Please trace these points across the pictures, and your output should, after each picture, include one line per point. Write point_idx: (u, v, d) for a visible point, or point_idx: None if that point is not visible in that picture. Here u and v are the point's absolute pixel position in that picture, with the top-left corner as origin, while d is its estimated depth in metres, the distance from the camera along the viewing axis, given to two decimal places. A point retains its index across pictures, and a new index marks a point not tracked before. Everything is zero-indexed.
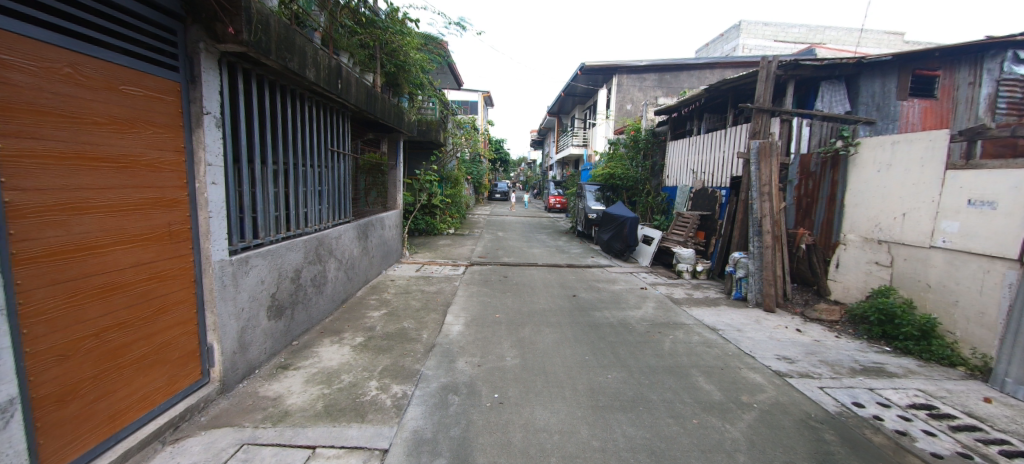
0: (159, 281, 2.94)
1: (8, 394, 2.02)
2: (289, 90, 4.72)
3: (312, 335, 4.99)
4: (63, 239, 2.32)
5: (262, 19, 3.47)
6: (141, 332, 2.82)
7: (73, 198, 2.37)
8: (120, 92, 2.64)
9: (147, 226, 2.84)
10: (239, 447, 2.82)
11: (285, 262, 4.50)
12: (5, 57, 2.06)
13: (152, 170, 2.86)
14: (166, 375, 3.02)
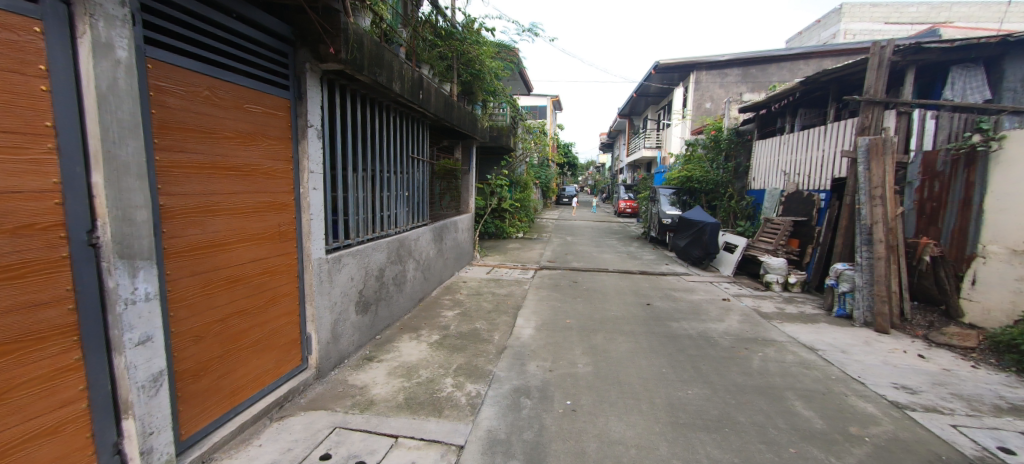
0: (270, 275, 3.33)
1: (159, 366, 2.35)
2: (377, 102, 5.09)
3: (393, 331, 5.32)
4: (200, 237, 2.71)
5: (358, 38, 3.80)
6: (256, 320, 3.20)
7: (208, 201, 2.76)
8: (245, 110, 3.03)
9: (262, 227, 3.23)
10: (332, 430, 3.08)
11: (371, 261, 4.85)
12: (160, 83, 2.45)
13: (267, 177, 3.25)
14: (273, 359, 3.40)
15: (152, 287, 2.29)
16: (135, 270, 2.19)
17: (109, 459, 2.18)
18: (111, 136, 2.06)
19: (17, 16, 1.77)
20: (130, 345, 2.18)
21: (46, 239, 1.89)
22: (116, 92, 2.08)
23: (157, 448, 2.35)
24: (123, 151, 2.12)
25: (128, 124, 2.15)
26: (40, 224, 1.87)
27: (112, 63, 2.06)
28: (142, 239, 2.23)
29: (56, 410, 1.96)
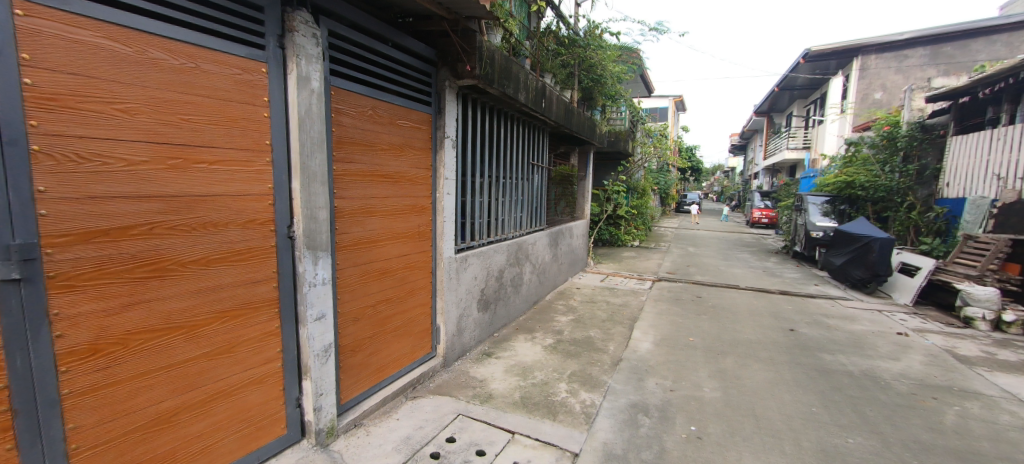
0: (410, 270, 3.76)
1: (328, 341, 2.82)
2: (504, 112, 5.38)
3: (509, 330, 5.55)
4: (361, 234, 3.20)
5: (490, 54, 4.09)
6: (398, 308, 3.65)
7: (367, 203, 3.24)
8: (396, 124, 3.48)
9: (406, 227, 3.67)
10: (456, 416, 3.34)
11: (492, 262, 5.13)
12: (339, 106, 2.95)
13: (410, 183, 3.69)
14: (410, 344, 3.83)
15: (327, 274, 2.79)
16: (317, 258, 2.70)
17: (293, 410, 2.71)
18: (305, 150, 2.57)
19: (252, 61, 2.33)
20: (311, 319, 2.68)
21: (261, 232, 2.43)
22: (310, 115, 2.58)
23: (325, 409, 2.82)
24: (312, 162, 2.62)
25: (316, 141, 2.63)
26: (259, 220, 2.41)
27: (308, 91, 2.57)
28: (322, 233, 2.73)
29: (262, 365, 2.50)
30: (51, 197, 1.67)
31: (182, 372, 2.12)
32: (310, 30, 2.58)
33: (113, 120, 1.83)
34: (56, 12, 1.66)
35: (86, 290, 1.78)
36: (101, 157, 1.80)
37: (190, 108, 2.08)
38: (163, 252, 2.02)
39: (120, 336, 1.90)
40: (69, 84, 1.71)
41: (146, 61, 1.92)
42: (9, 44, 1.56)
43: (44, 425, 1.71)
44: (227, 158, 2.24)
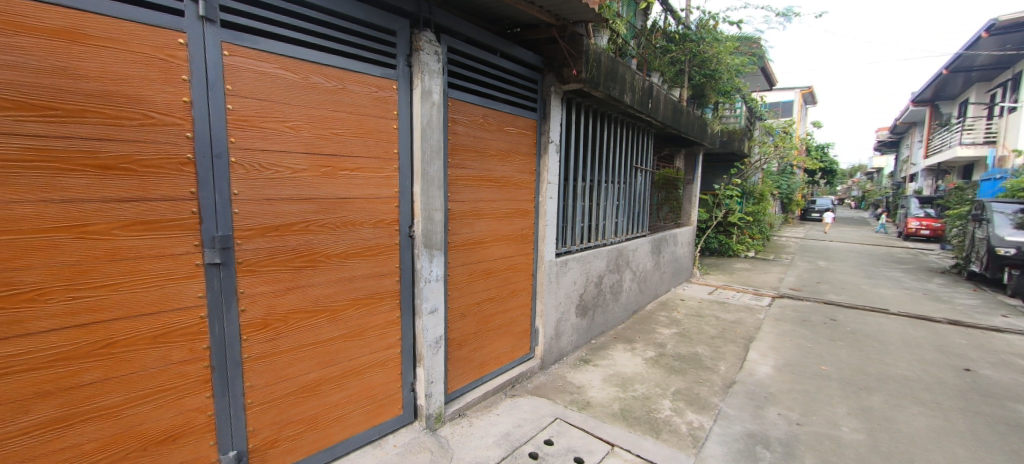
0: (512, 271, 3.87)
1: (439, 333, 3.05)
2: (608, 115, 5.26)
3: (607, 338, 5.40)
4: (469, 235, 3.39)
5: (596, 57, 4.04)
6: (500, 308, 3.78)
7: (475, 206, 3.42)
8: (503, 131, 3.62)
9: (510, 230, 3.80)
10: (554, 419, 3.35)
11: (592, 267, 5.05)
12: (455, 116, 3.17)
13: (515, 187, 3.80)
14: (510, 343, 3.95)
15: (440, 271, 3.02)
16: (432, 256, 2.94)
17: (408, 394, 2.98)
18: (426, 157, 2.82)
19: (385, 79, 2.64)
20: (425, 312, 2.93)
21: (387, 231, 2.72)
22: (430, 125, 2.82)
23: (434, 396, 3.05)
24: (431, 168, 2.86)
25: (434, 149, 2.88)
26: (386, 220, 2.71)
27: (430, 104, 2.82)
28: (437, 234, 2.96)
29: (384, 350, 2.80)
30: (240, 199, 2.08)
31: (324, 349, 2.48)
32: (432, 48, 2.82)
33: (283, 135, 2.21)
34: (249, 50, 2.07)
35: (261, 275, 2.18)
36: (274, 166, 2.18)
37: (337, 123, 2.42)
38: (316, 246, 2.39)
39: (283, 314, 2.28)
40: (256, 108, 2.11)
41: (307, 85, 2.29)
42: (220, 78, 1.98)
43: (230, 381, 2.13)
44: (363, 165, 2.56)
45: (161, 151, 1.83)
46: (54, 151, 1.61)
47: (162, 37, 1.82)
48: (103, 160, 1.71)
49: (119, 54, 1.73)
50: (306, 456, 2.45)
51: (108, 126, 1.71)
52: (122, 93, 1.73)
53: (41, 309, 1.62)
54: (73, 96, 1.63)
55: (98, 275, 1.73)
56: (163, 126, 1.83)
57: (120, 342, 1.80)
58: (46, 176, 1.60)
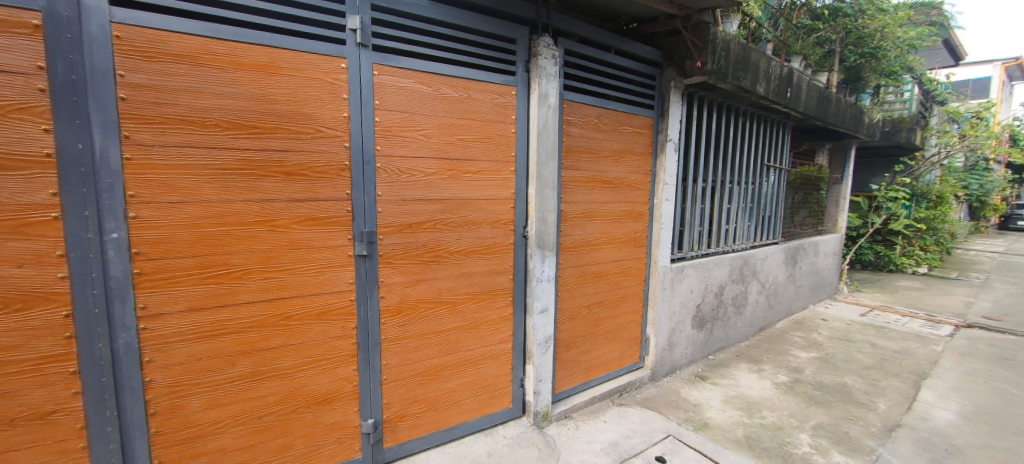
0: (623, 276, 3.74)
1: (548, 333, 3.09)
2: (736, 109, 4.76)
3: (728, 355, 4.89)
4: (581, 237, 3.37)
5: (724, 45, 3.68)
6: (610, 313, 3.69)
7: (588, 208, 3.39)
8: (619, 131, 3.52)
9: (622, 233, 3.68)
10: (666, 436, 3.15)
11: (712, 276, 4.62)
12: (570, 118, 3.18)
13: (629, 189, 3.67)
14: (619, 350, 3.82)
15: (551, 272, 3.06)
16: (545, 256, 3.00)
17: (517, 389, 3.08)
18: (541, 160, 2.88)
19: (506, 86, 2.76)
20: (536, 311, 3.00)
21: (503, 231, 2.85)
22: (546, 128, 2.88)
23: (542, 394, 3.11)
24: (546, 170, 2.92)
25: (550, 151, 2.93)
26: (503, 220, 2.84)
27: (546, 107, 2.87)
28: (550, 235, 3.01)
29: (497, 344, 2.94)
30: (382, 199, 2.37)
31: (445, 337, 2.70)
32: (550, 52, 2.87)
33: (417, 142, 2.46)
34: (393, 69, 2.35)
35: (396, 266, 2.46)
36: (409, 171, 2.44)
37: (463, 130, 2.61)
38: (441, 243, 2.61)
39: (412, 303, 2.55)
40: (397, 119, 2.38)
41: (439, 96, 2.51)
42: (370, 95, 2.29)
43: (371, 358, 2.44)
44: (483, 168, 2.72)
45: (325, 159, 2.19)
46: (257, 161, 2.03)
47: (330, 63, 2.17)
48: (287, 167, 2.10)
49: (299, 80, 2.10)
50: (427, 433, 2.70)
51: (290, 140, 2.10)
52: (300, 112, 2.11)
53: (243, 285, 2.06)
54: (269, 117, 2.04)
55: (280, 261, 2.14)
56: (328, 138, 2.18)
57: (293, 316, 2.20)
58: (251, 181, 2.03)
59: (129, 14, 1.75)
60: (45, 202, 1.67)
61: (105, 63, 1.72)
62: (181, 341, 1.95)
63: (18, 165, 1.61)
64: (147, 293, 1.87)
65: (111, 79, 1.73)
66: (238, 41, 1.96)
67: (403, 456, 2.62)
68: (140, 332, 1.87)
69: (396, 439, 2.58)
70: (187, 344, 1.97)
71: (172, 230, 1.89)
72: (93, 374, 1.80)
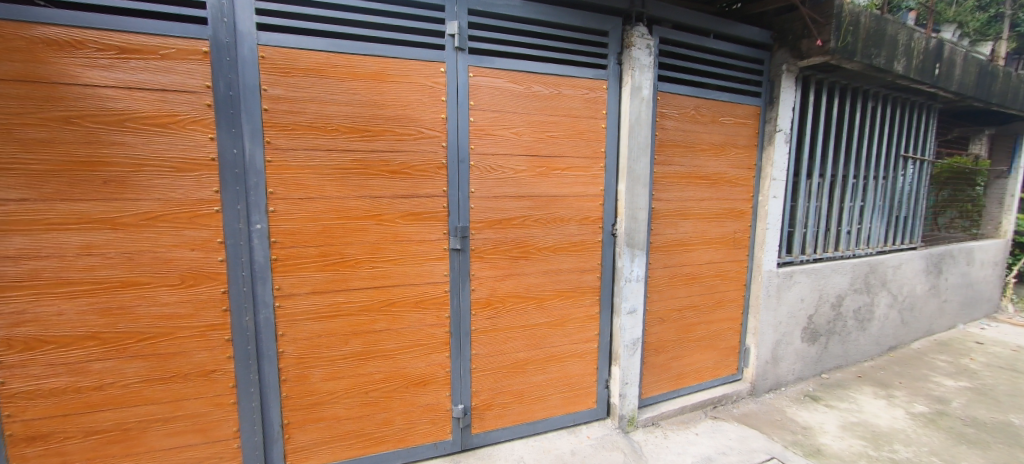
0: (720, 279, 3.46)
1: (636, 335, 2.98)
2: (865, 92, 4.11)
3: (847, 375, 4.27)
4: (673, 236, 3.18)
5: (852, 19, 3.20)
6: (705, 318, 3.44)
7: (682, 206, 3.18)
8: (720, 123, 3.24)
9: (721, 233, 3.40)
10: (770, 458, 2.85)
11: (829, 284, 4.06)
12: (665, 110, 3.00)
13: (730, 185, 3.37)
14: (714, 359, 3.55)
15: (641, 272, 2.94)
16: (634, 256, 2.88)
17: (602, 390, 3.02)
18: (633, 155, 2.78)
19: (597, 80, 2.71)
20: (624, 311, 2.90)
21: (591, 228, 2.81)
22: (639, 122, 2.76)
23: (629, 398, 3.01)
24: (638, 166, 2.80)
25: (642, 146, 2.81)
26: (591, 218, 2.79)
27: (639, 100, 2.75)
28: (640, 233, 2.89)
29: (583, 343, 2.90)
30: (475, 196, 2.48)
31: (532, 332, 2.74)
32: (645, 42, 2.74)
33: (509, 140, 2.52)
34: (488, 70, 2.43)
35: (487, 260, 2.56)
36: (500, 168, 2.52)
37: (553, 127, 2.62)
38: (530, 239, 2.65)
39: (501, 297, 2.63)
40: (490, 118, 2.46)
41: (530, 94, 2.55)
42: (466, 96, 2.40)
43: (462, 346, 2.57)
44: (573, 165, 2.70)
45: (425, 158, 2.34)
46: (367, 162, 2.25)
47: (431, 68, 2.32)
48: (392, 166, 2.29)
49: (404, 85, 2.27)
50: (512, 424, 2.77)
51: (395, 141, 2.28)
52: (405, 115, 2.29)
53: (355, 272, 2.30)
54: (378, 120, 2.24)
55: (385, 252, 2.34)
56: (427, 139, 2.34)
57: (395, 303, 2.40)
58: (362, 179, 2.25)
59: (272, 37, 2.04)
60: (210, 198, 2.03)
61: (254, 79, 2.03)
62: (305, 319, 2.24)
63: (193, 167, 1.99)
64: (281, 276, 2.18)
65: (257, 94, 2.04)
66: (355, 53, 2.18)
67: (489, 443, 2.72)
68: (276, 309, 2.19)
69: (483, 426, 2.69)
70: (310, 322, 2.25)
71: (300, 222, 2.18)
72: (242, 341, 2.16)
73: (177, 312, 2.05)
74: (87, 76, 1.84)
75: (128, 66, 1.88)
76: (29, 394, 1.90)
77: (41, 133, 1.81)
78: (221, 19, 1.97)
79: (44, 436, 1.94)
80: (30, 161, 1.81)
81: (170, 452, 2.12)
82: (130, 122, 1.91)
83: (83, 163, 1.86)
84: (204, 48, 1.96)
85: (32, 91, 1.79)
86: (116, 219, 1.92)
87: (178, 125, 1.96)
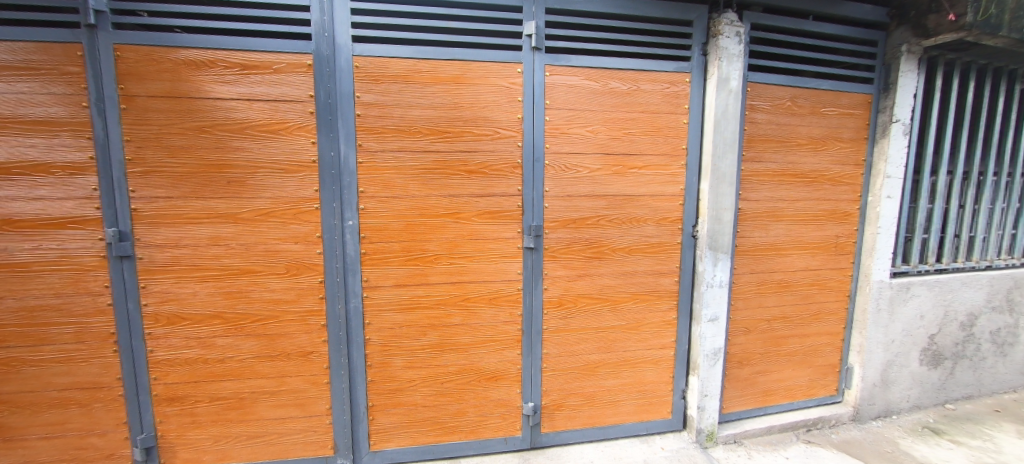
0: (818, 289, 3.11)
1: (718, 345, 2.78)
2: (1013, 72, 3.43)
3: (981, 408, 3.60)
4: (763, 239, 2.92)
5: None
6: (799, 331, 3.11)
7: (775, 207, 2.90)
8: (821, 114, 2.91)
9: (820, 237, 3.04)
10: None
11: (958, 299, 3.45)
12: (756, 102, 2.76)
13: (833, 184, 3.01)
14: (808, 376, 3.20)
15: (726, 277, 2.73)
16: (717, 260, 2.69)
17: (678, 400, 2.86)
18: (718, 152, 2.59)
19: (679, 74, 2.57)
20: (705, 319, 2.72)
21: (670, 229, 2.67)
22: (726, 116, 2.57)
23: (708, 411, 2.81)
24: (723, 163, 2.61)
25: (729, 142, 2.60)
26: (670, 218, 2.66)
27: (726, 92, 2.56)
28: (725, 236, 2.68)
29: (658, 349, 2.77)
30: (549, 195, 2.48)
31: (604, 335, 2.67)
32: (734, 29, 2.53)
33: (584, 139, 2.48)
34: (564, 68, 2.42)
35: (560, 260, 2.55)
36: (575, 167, 2.49)
37: (630, 124, 2.53)
38: (604, 239, 2.59)
39: (574, 297, 2.60)
40: (565, 116, 2.45)
41: (607, 91, 2.48)
42: (542, 95, 2.40)
43: (533, 345, 2.59)
44: (651, 163, 2.59)
45: (501, 158, 2.39)
46: (447, 162, 2.35)
47: (508, 69, 2.36)
48: (470, 166, 2.37)
49: (482, 87, 2.34)
50: (582, 427, 2.73)
51: (473, 141, 2.36)
52: (482, 116, 2.35)
53: (434, 268, 2.41)
54: (457, 122, 2.33)
55: (462, 249, 2.43)
56: (503, 139, 2.38)
57: (470, 298, 2.47)
58: (442, 179, 2.35)
59: (364, 47, 2.21)
60: (311, 196, 2.25)
61: (348, 87, 2.21)
62: (389, 310, 2.40)
63: (297, 168, 2.22)
64: (369, 269, 2.35)
65: (351, 101, 2.22)
66: (437, 59, 2.29)
67: (558, 444, 2.71)
68: (363, 299, 2.37)
69: (553, 426, 2.69)
70: (393, 313, 2.41)
71: (386, 219, 2.33)
72: (334, 327, 2.37)
73: (282, 297, 2.30)
74: (216, 90, 2.13)
75: (247, 80, 2.15)
76: (169, 361, 2.25)
77: (182, 141, 2.13)
78: (323, 34, 2.18)
79: (179, 398, 2.29)
80: (174, 165, 2.14)
81: (274, 422, 2.39)
82: (248, 130, 2.17)
83: (212, 166, 2.16)
84: (308, 61, 2.18)
85: (176, 105, 2.11)
86: (236, 215, 2.21)
87: (286, 131, 2.20)
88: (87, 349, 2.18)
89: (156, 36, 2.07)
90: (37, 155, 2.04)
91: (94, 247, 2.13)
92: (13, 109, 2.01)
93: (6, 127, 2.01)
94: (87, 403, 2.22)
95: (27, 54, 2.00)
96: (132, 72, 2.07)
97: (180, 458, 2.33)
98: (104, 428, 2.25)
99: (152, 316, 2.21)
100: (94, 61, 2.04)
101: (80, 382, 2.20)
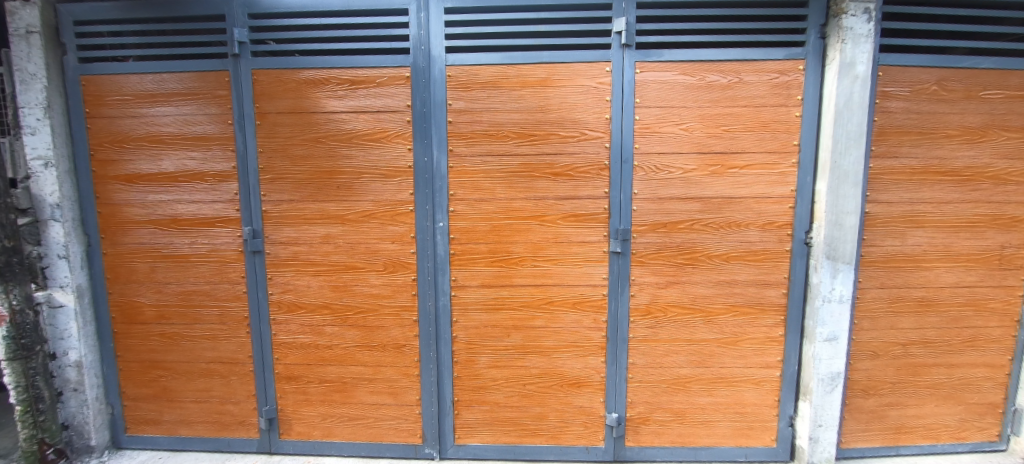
0: (975, 310, 2.56)
1: (837, 368, 2.42)
2: None
3: None
4: (898, 249, 2.48)
5: None
6: (946, 359, 2.59)
7: (914, 210, 2.46)
8: (981, 99, 2.40)
9: (978, 246, 2.50)
10: None
11: None
12: (889, 89, 2.37)
13: (996, 183, 2.46)
14: (959, 415, 2.65)
15: (848, 291, 2.37)
16: (836, 271, 2.35)
17: (785, 428, 2.54)
18: (839, 148, 2.27)
19: (790, 61, 2.30)
20: (819, 338, 2.39)
21: (777, 235, 2.39)
22: (850, 106, 2.24)
23: (822, 443, 2.47)
24: (845, 161, 2.28)
25: (854, 135, 2.26)
26: (778, 223, 2.38)
27: (851, 78, 2.22)
28: (847, 244, 2.34)
29: (761, 368, 2.50)
30: (638, 198, 2.37)
31: (697, 348, 2.48)
32: (862, 6, 2.19)
33: (677, 137, 2.33)
34: (656, 63, 2.30)
35: (649, 266, 2.42)
36: (667, 168, 2.35)
37: (730, 120, 2.32)
38: (698, 245, 2.40)
39: (663, 306, 2.45)
40: (656, 115, 2.32)
41: (703, 85, 2.31)
42: (632, 93, 2.31)
43: (618, 353, 2.49)
44: (755, 162, 2.35)
45: (587, 160, 2.35)
46: (533, 165, 2.36)
47: (596, 68, 2.31)
48: (556, 168, 2.36)
49: (569, 89, 2.32)
50: (670, 445, 2.56)
51: (559, 143, 2.34)
52: (569, 118, 2.33)
53: (519, 270, 2.44)
54: (544, 125, 2.34)
55: (547, 251, 2.42)
56: (590, 140, 2.34)
57: (554, 302, 2.46)
58: (528, 182, 2.37)
59: (457, 57, 2.32)
60: (407, 199, 2.41)
61: (441, 95, 2.33)
62: (475, 309, 2.48)
63: (395, 173, 2.40)
64: (456, 269, 2.45)
65: (444, 108, 2.34)
66: (525, 63, 2.31)
67: (644, 460, 2.57)
68: (451, 298, 2.47)
69: (638, 440, 2.56)
70: (479, 312, 2.48)
71: (474, 221, 2.41)
72: (425, 323, 2.50)
73: (380, 292, 2.49)
74: (329, 105, 2.38)
75: (355, 94, 2.37)
76: (288, 344, 2.56)
77: (302, 151, 2.42)
78: (420, 48, 2.33)
79: (296, 378, 2.59)
80: (296, 172, 2.43)
81: (371, 407, 2.59)
82: (355, 139, 2.39)
83: (326, 172, 2.42)
84: (406, 74, 2.34)
85: (298, 120, 2.40)
86: (344, 216, 2.44)
87: (386, 139, 2.38)
88: (227, 329, 2.57)
89: (284, 60, 2.37)
90: (196, 166, 2.46)
91: (235, 242, 2.50)
92: (180, 128, 2.45)
93: (175, 143, 2.46)
94: (226, 375, 2.61)
95: (190, 82, 2.43)
96: (265, 92, 2.39)
97: (295, 431, 2.63)
98: (238, 397, 2.62)
99: (276, 303, 2.53)
100: (237, 85, 2.40)
101: (221, 357, 2.59)
